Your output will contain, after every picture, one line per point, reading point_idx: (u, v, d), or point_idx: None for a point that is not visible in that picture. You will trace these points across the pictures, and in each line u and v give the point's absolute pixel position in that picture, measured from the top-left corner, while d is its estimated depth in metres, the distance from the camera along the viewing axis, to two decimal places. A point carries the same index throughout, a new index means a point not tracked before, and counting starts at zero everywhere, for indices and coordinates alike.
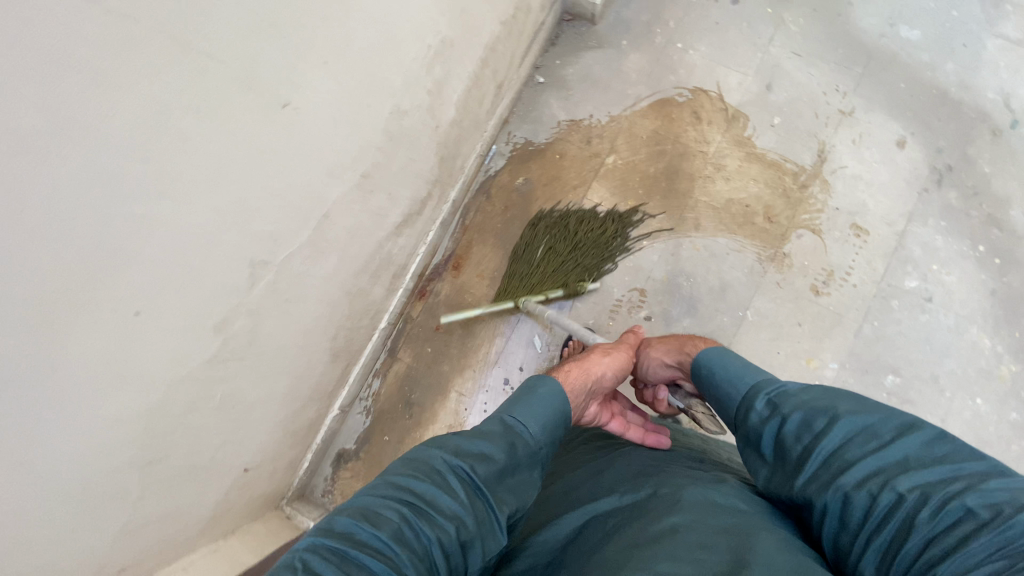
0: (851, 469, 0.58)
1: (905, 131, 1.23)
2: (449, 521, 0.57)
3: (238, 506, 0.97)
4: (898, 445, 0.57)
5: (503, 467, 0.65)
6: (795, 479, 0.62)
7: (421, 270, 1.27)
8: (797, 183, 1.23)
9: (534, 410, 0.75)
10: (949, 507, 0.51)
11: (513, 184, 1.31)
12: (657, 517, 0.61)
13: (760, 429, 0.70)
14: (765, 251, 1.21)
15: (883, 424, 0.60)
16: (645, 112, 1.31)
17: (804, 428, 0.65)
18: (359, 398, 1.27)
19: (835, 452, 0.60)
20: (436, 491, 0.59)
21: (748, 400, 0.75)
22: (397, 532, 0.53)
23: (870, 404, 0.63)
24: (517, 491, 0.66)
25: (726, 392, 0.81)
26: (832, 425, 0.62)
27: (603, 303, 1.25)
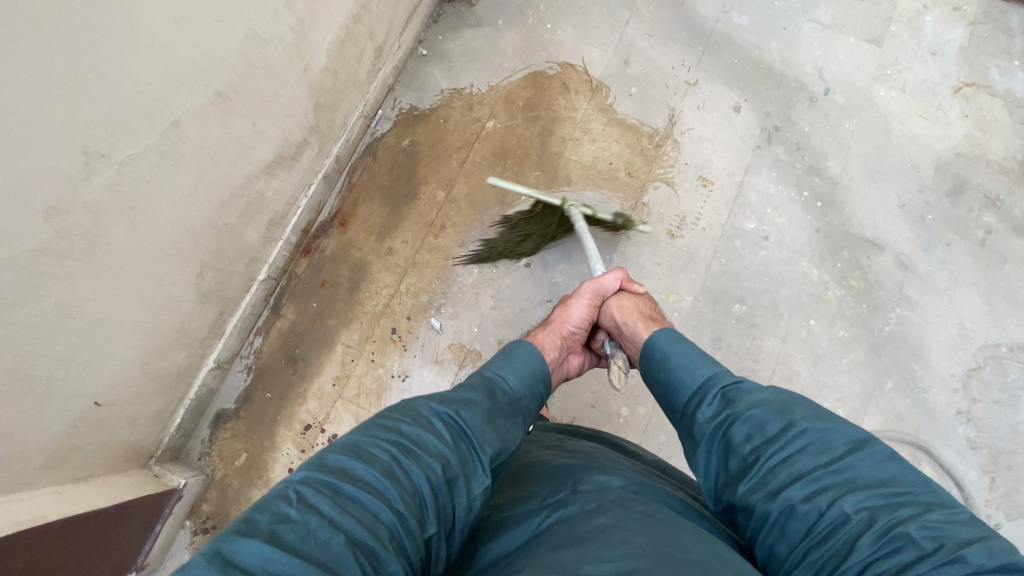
0: (801, 482, 0.67)
1: (740, 99, 1.43)
2: (436, 461, 0.65)
3: (87, 447, 0.92)
4: (848, 464, 0.67)
5: (489, 411, 0.75)
6: (739, 482, 0.72)
7: (305, 226, 1.31)
8: (653, 143, 1.38)
9: (513, 366, 0.85)
10: (892, 533, 0.60)
11: (398, 145, 1.39)
12: (585, 518, 0.71)
13: (710, 425, 0.79)
14: (626, 202, 1.33)
15: (837, 439, 0.69)
16: (519, 82, 1.43)
17: (755, 430, 0.74)
18: (240, 356, 1.24)
19: (784, 461, 0.70)
20: (423, 436, 0.67)
21: (700, 395, 0.83)
22: (388, 469, 0.61)
23: (823, 417, 0.72)
24: (502, 435, 0.74)
25: (673, 392, 0.89)
26: (784, 431, 0.72)
27: (485, 253, 1.33)
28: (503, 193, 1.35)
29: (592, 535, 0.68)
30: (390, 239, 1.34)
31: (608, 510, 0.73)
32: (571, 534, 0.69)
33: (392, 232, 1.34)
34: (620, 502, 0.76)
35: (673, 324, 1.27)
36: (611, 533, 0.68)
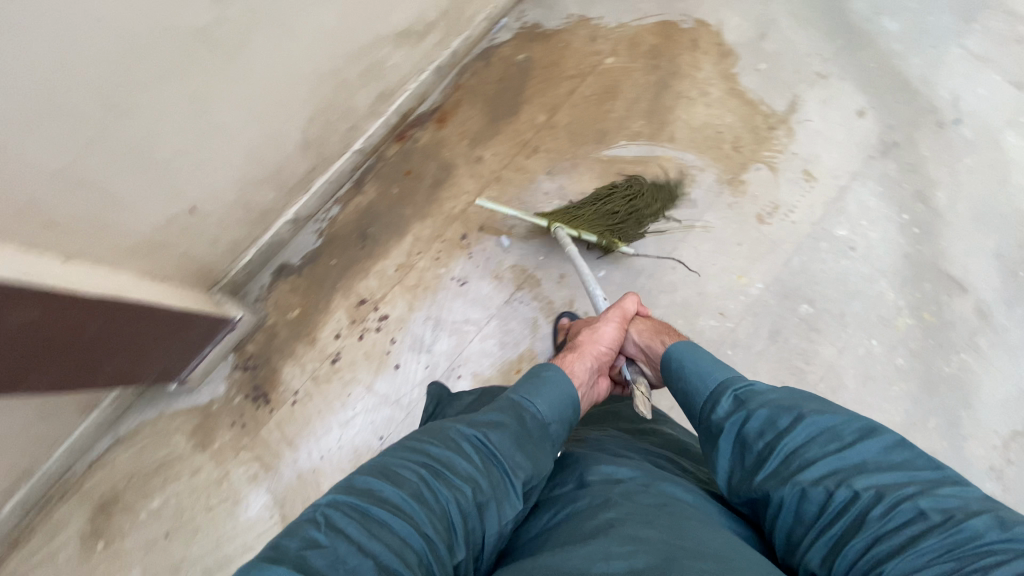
0: (811, 468, 0.65)
1: (866, 103, 1.38)
2: (464, 486, 0.70)
3: (172, 251, 0.96)
4: (856, 448, 0.65)
5: (518, 434, 0.77)
6: (752, 475, 0.70)
7: (405, 111, 1.30)
8: (767, 123, 1.33)
9: (542, 391, 0.85)
10: (902, 508, 0.58)
11: (513, 58, 1.36)
12: (594, 512, 0.69)
13: (723, 426, 0.76)
14: (725, 175, 1.29)
15: (845, 427, 0.67)
16: (649, 27, 1.39)
17: (767, 425, 0.72)
18: (315, 218, 1.27)
19: (795, 452, 0.68)
20: (451, 462, 0.72)
21: (713, 396, 0.81)
22: (416, 492, 0.67)
23: (832, 409, 0.70)
24: (534, 459, 0.77)
25: (687, 391, 0.86)
26: (794, 425, 0.69)
27: (571, 185, 1.29)
28: (603, 132, 1.32)
29: (602, 531, 0.65)
30: (482, 147, 1.32)
31: (615, 502, 0.70)
32: (579, 532, 0.67)
33: (485, 141, 1.32)
34: (627, 494, 0.72)
35: (737, 306, 1.25)
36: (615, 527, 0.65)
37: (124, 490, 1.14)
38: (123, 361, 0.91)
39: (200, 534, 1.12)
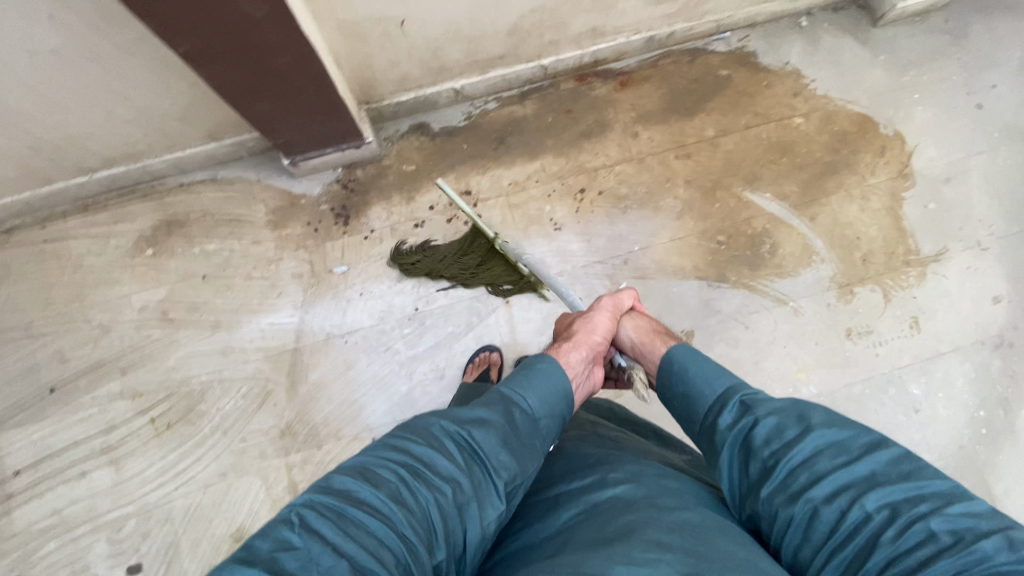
0: (820, 483, 0.58)
1: (1004, 293, 1.28)
2: (445, 485, 0.66)
3: (361, 46, 1.05)
4: (869, 464, 0.57)
5: (501, 435, 0.72)
6: (758, 487, 0.62)
7: (599, 59, 1.34)
8: (905, 256, 1.30)
9: (538, 387, 0.81)
10: (915, 527, 0.52)
11: (716, 70, 1.38)
12: (613, 516, 0.63)
13: (726, 436, 0.68)
14: (841, 276, 1.28)
15: (854, 439, 0.60)
16: (851, 113, 1.37)
17: (775, 436, 0.64)
18: (471, 102, 1.33)
19: (801, 464, 0.60)
20: (434, 458, 0.67)
21: (718, 403, 0.73)
22: (394, 493, 0.62)
23: (840, 420, 0.62)
24: (519, 460, 0.72)
25: (693, 392, 0.77)
26: (804, 436, 0.62)
27: (700, 204, 1.30)
28: (754, 177, 1.32)
29: (624, 535, 0.59)
30: (643, 127, 1.34)
31: (640, 506, 0.64)
32: (602, 532, 0.61)
33: (650, 124, 1.34)
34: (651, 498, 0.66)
35: (782, 394, 1.22)
36: (644, 510, 0.64)
37: (194, 221, 1.25)
38: (274, 109, 0.99)
39: (231, 292, 1.22)
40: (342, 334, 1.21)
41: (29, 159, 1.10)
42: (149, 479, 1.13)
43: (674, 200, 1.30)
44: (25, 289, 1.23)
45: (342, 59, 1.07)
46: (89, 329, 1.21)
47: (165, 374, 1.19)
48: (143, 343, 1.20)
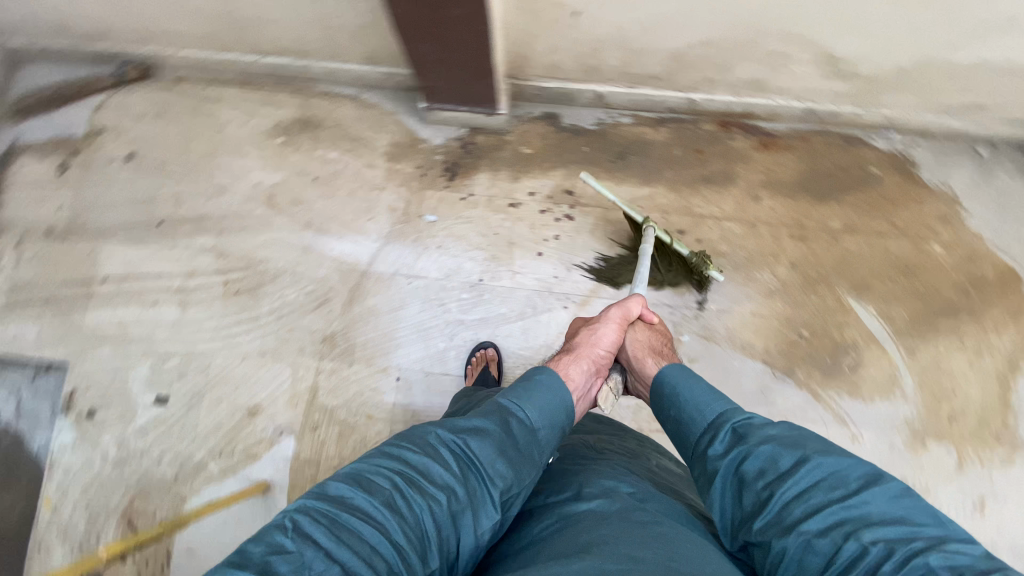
0: (814, 517, 0.56)
1: None
2: (439, 494, 0.65)
3: (531, 22, 1.08)
4: (866, 498, 0.56)
5: (500, 445, 0.72)
6: (752, 519, 0.60)
7: (749, 113, 1.30)
8: (1001, 432, 1.15)
9: (539, 398, 0.79)
10: (911, 562, 0.50)
11: (866, 165, 1.30)
12: (583, 529, 0.63)
13: (719, 465, 0.66)
14: (919, 423, 1.16)
15: (850, 472, 0.58)
16: (999, 261, 1.24)
17: (768, 470, 0.62)
18: (609, 109, 1.33)
19: (795, 498, 0.58)
20: (430, 465, 0.67)
21: (708, 429, 0.71)
22: (389, 500, 0.62)
23: (834, 453, 0.61)
24: (517, 471, 0.71)
25: (686, 417, 0.75)
26: (798, 468, 0.60)
27: (794, 291, 1.23)
28: (862, 285, 1.23)
29: (597, 547, 0.59)
30: (767, 193, 1.29)
31: (613, 519, 0.64)
32: (574, 542, 0.62)
33: (775, 193, 1.29)
34: (621, 512, 0.65)
35: None
36: (615, 522, 0.64)
37: (325, 127, 1.36)
38: (431, 53, 1.05)
39: (330, 200, 1.32)
40: (408, 276, 1.27)
41: (219, 25, 1.24)
42: (204, 330, 1.26)
43: (770, 276, 1.25)
44: (173, 132, 1.39)
45: (510, 29, 1.11)
46: (206, 185, 1.35)
47: (250, 247, 1.30)
48: (243, 215, 1.32)
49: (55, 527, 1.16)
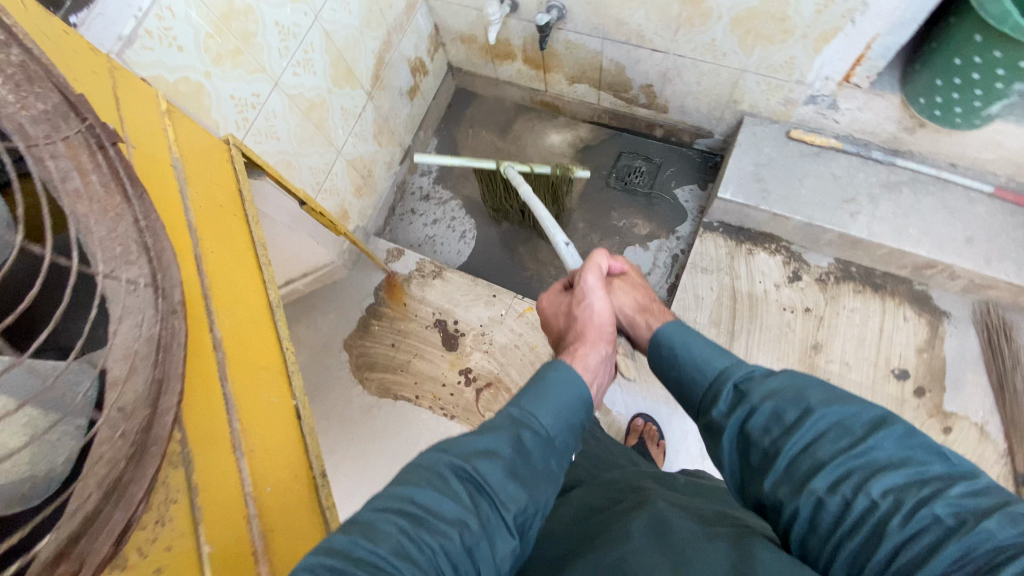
0: (826, 473, 0.50)
1: None
2: (450, 529, 0.55)
3: None
4: (873, 444, 0.50)
5: (509, 463, 0.62)
6: (763, 475, 0.55)
7: None
8: None
9: (549, 401, 0.71)
10: (920, 513, 0.45)
11: None
12: (624, 537, 0.59)
13: (723, 429, 0.61)
14: None
15: (858, 418, 0.52)
16: None
17: (774, 422, 0.56)
18: None
19: (803, 452, 0.53)
20: (431, 496, 0.57)
21: (711, 386, 0.67)
22: (401, 542, 0.52)
23: (845, 399, 0.54)
24: (528, 487, 0.62)
25: (690, 374, 0.72)
26: (804, 421, 0.54)
27: None
28: None
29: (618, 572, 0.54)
30: None
31: (630, 538, 0.59)
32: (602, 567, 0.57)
33: None
34: (643, 528, 0.60)
35: None
36: (633, 530, 0.60)
37: None
38: None
39: None
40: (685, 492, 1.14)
41: None
42: None
43: None
44: None
45: None
46: None
47: None
48: None
49: (508, 313, 1.34)
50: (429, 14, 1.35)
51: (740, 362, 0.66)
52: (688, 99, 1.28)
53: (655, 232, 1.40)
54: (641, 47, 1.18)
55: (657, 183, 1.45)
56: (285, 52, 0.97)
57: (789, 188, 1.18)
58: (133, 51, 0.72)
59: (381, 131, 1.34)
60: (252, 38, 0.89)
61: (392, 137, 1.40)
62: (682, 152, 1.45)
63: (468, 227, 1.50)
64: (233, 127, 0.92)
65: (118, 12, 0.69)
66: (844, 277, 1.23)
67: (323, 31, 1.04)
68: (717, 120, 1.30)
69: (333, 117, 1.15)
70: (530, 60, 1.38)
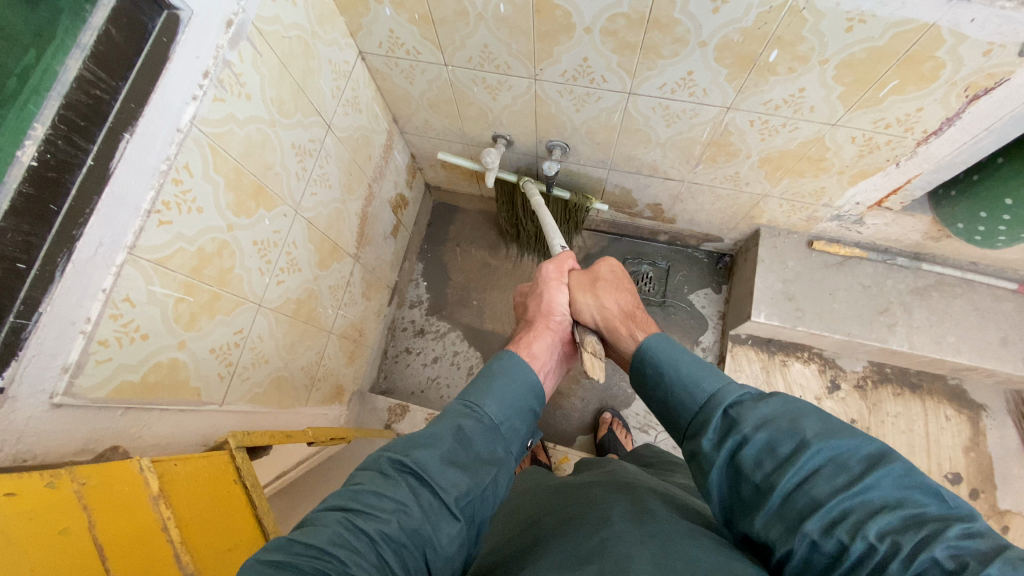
0: (817, 507, 0.44)
1: None
2: (399, 504, 0.53)
3: None
4: (870, 482, 0.44)
5: (449, 452, 0.59)
6: (753, 510, 0.49)
7: None
8: None
9: (496, 394, 0.68)
10: (920, 560, 0.38)
11: None
12: (594, 531, 0.56)
13: (714, 461, 0.53)
14: None
15: (854, 454, 0.46)
16: None
17: (767, 455, 0.50)
18: None
19: (796, 488, 0.47)
20: (375, 495, 0.53)
21: (701, 412, 0.58)
22: (338, 530, 0.49)
23: (835, 431, 0.48)
24: (468, 471, 0.59)
25: (678, 397, 0.63)
26: (795, 461, 0.47)
27: None
28: None
29: (598, 554, 0.52)
30: None
31: (605, 513, 0.59)
32: (574, 554, 0.53)
33: None
34: (624, 511, 0.58)
35: None
36: (613, 515, 0.58)
37: None
38: None
39: None
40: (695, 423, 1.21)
41: None
42: None
43: None
44: None
45: None
46: None
47: None
48: None
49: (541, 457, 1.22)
50: (404, 146, 1.20)
51: (743, 384, 0.58)
52: (700, 215, 1.20)
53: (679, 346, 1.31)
54: (654, 175, 1.08)
55: (669, 289, 1.36)
56: (267, 266, 0.79)
57: (822, 304, 1.12)
58: (85, 374, 0.53)
59: (369, 285, 1.17)
60: (230, 272, 0.71)
61: (380, 285, 1.23)
62: (688, 254, 1.38)
63: (473, 360, 1.34)
64: (217, 380, 0.73)
65: (60, 340, 0.50)
66: (881, 380, 1.19)
67: (305, 222, 0.87)
68: (730, 230, 1.23)
69: (321, 302, 0.98)
70: (521, 182, 1.25)
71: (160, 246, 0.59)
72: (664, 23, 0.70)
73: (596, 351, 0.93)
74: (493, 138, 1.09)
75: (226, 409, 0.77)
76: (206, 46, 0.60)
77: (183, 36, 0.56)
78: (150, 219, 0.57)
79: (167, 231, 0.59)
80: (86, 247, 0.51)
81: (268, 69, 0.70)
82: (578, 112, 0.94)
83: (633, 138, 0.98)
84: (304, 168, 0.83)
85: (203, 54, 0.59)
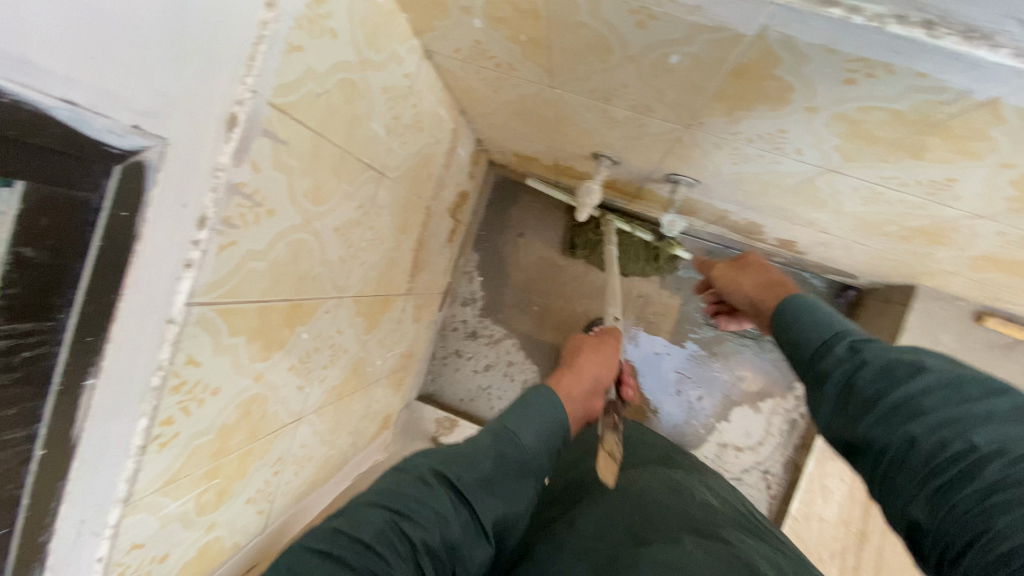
0: (935, 421, 0.33)
1: None
2: (443, 521, 0.37)
3: None
4: (997, 405, 0.32)
5: (500, 462, 0.42)
6: (853, 420, 0.37)
7: None
8: None
9: (552, 411, 0.47)
10: None
11: None
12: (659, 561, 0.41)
13: (823, 391, 0.40)
14: None
15: (985, 383, 0.34)
16: None
17: (881, 380, 0.36)
18: None
19: (905, 400, 0.35)
20: (411, 491, 0.38)
21: (809, 334, 0.43)
22: (384, 531, 0.35)
23: (967, 366, 0.35)
24: (519, 496, 0.42)
25: (786, 333, 0.46)
26: (912, 377, 0.35)
27: None
28: None
29: None
30: None
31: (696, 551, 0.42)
32: None
33: None
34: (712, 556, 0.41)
35: None
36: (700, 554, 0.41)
37: None
38: None
39: None
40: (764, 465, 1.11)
41: None
42: None
43: None
44: None
45: None
46: None
47: None
48: None
49: None
50: (471, 135, 0.91)
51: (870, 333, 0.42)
52: (842, 260, 0.93)
53: (768, 390, 1.13)
54: (804, 225, 0.80)
55: None
56: (307, 379, 0.62)
57: None
58: None
59: (421, 307, 0.99)
60: (261, 420, 0.55)
61: (432, 298, 1.05)
62: (803, 278, 1.13)
63: (529, 374, 1.20)
64: (256, 517, 0.62)
65: None
66: None
67: (351, 300, 0.67)
68: (872, 276, 0.97)
69: (368, 360, 0.82)
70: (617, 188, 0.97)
71: (165, 469, 0.42)
72: (960, 133, 0.40)
73: (614, 450, 0.54)
74: (595, 155, 0.81)
75: (266, 532, 0.66)
76: (198, 177, 0.36)
77: (158, 187, 0.33)
78: (147, 452, 0.39)
79: (172, 450, 0.42)
80: (62, 540, 0.35)
81: (297, 156, 0.45)
82: (733, 165, 0.65)
83: (800, 199, 0.69)
84: (349, 244, 0.61)
85: (193, 198, 0.36)
